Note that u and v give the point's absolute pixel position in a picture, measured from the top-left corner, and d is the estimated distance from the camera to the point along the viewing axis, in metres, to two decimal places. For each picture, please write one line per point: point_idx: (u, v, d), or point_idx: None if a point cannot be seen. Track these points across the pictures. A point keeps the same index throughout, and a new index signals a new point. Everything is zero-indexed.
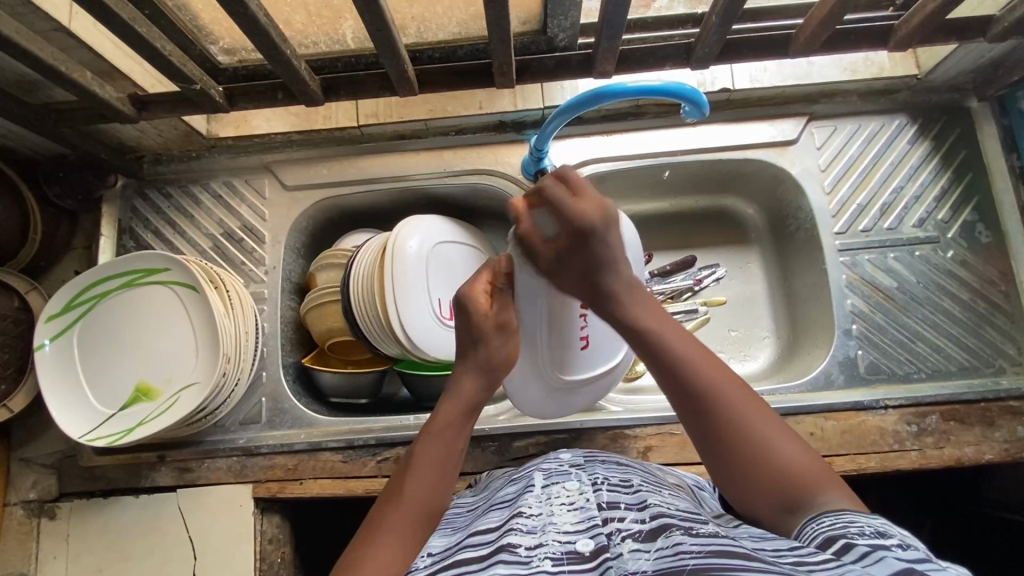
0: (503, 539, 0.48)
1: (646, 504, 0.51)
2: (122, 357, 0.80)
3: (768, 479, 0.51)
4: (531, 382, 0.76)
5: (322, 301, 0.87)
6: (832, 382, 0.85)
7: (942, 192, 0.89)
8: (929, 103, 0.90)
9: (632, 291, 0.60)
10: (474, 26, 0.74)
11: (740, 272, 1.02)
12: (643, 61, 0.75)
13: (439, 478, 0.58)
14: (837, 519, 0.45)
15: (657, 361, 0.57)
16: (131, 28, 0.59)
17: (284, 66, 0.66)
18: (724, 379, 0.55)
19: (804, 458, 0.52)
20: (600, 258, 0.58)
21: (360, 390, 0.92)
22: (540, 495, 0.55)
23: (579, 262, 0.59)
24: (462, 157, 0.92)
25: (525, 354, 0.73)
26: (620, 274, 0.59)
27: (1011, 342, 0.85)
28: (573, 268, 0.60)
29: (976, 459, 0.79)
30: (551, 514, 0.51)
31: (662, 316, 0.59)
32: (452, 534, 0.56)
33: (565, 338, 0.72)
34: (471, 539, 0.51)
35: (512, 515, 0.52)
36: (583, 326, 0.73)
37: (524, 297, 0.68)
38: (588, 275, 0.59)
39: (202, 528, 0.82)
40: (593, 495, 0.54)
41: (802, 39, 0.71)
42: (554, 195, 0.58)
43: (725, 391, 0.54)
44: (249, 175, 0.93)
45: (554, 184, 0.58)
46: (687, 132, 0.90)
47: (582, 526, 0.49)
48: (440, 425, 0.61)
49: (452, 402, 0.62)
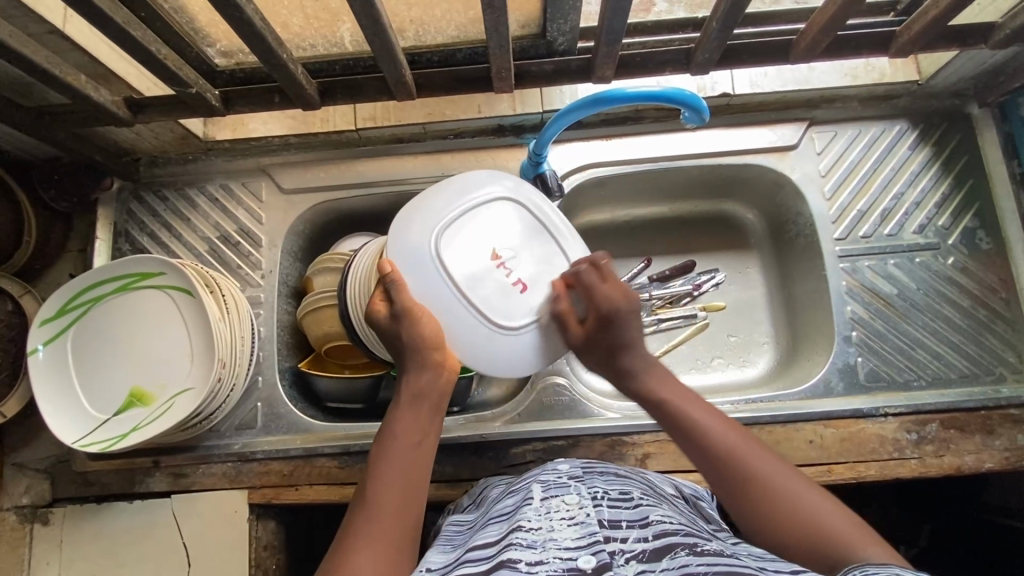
0: (504, 554, 0.47)
1: (648, 521, 0.51)
2: (116, 362, 0.79)
3: (809, 539, 0.50)
4: (471, 343, 0.69)
5: (317, 305, 0.86)
6: (832, 390, 0.84)
7: (943, 198, 0.88)
8: (930, 108, 0.90)
9: (654, 367, 0.67)
10: (472, 29, 0.74)
11: (740, 277, 1.02)
12: (643, 66, 0.74)
13: (405, 475, 0.58)
14: (881, 568, 0.42)
15: (685, 432, 0.60)
16: (125, 32, 0.58)
17: (280, 69, 0.66)
18: (741, 442, 0.57)
19: (841, 519, 0.50)
20: (624, 337, 0.67)
21: (355, 394, 0.92)
22: (540, 508, 0.54)
23: (603, 342, 0.68)
24: (460, 161, 0.91)
25: (451, 314, 0.68)
26: (638, 353, 0.67)
27: (1012, 350, 0.85)
28: (599, 342, 0.68)
29: (976, 467, 0.79)
30: (551, 529, 0.51)
31: (679, 389, 0.64)
32: (450, 549, 0.55)
33: (485, 282, 0.70)
34: (470, 554, 0.50)
35: (510, 529, 0.51)
36: (508, 274, 0.71)
37: (422, 272, 0.67)
38: (610, 346, 0.68)
39: (195, 535, 0.82)
40: (593, 510, 0.53)
41: (802, 45, 0.70)
42: (589, 281, 0.70)
43: (748, 451, 0.56)
44: (246, 178, 0.92)
45: (589, 270, 0.70)
46: (686, 137, 0.90)
47: (582, 541, 0.48)
48: (392, 426, 0.61)
49: (403, 402, 0.63)
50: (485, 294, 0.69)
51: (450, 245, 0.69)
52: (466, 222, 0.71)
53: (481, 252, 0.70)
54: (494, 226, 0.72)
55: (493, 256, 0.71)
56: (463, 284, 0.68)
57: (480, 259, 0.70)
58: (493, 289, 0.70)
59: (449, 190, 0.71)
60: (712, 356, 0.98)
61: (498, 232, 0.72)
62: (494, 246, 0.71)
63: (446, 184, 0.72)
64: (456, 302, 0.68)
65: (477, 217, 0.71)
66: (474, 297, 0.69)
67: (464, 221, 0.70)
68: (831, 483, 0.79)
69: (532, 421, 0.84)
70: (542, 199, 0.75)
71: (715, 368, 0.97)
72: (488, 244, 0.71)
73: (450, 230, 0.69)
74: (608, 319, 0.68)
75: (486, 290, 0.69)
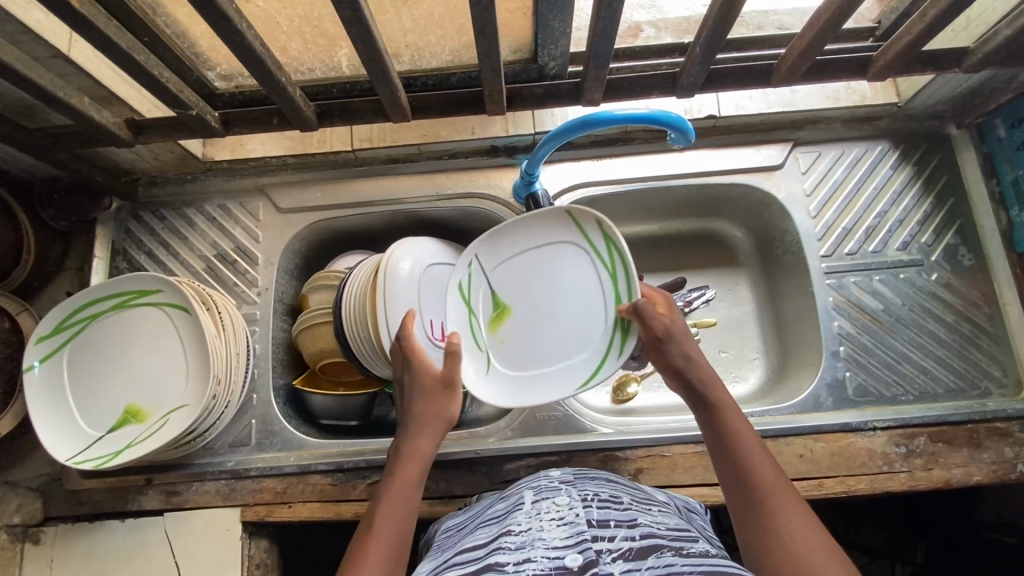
0: (491, 558, 0.48)
1: (636, 522, 0.52)
2: (111, 381, 0.80)
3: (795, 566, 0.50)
4: (467, 340, 0.79)
5: (313, 323, 0.87)
6: (821, 405, 0.85)
7: (925, 215, 0.91)
8: (910, 129, 0.93)
9: (711, 378, 0.66)
10: (466, 54, 0.76)
11: (729, 294, 1.03)
12: (630, 90, 0.77)
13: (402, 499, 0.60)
14: None
15: (712, 431, 0.62)
16: (129, 56, 0.60)
17: (278, 93, 0.68)
18: (775, 480, 0.56)
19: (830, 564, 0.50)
20: (690, 347, 0.68)
21: (350, 411, 0.94)
22: (530, 510, 0.55)
23: (681, 337, 0.68)
24: (455, 181, 0.93)
25: (566, 348, 0.78)
26: (704, 368, 0.66)
27: (997, 364, 0.86)
28: (668, 343, 0.67)
29: (965, 481, 0.80)
30: (541, 529, 0.51)
31: (734, 413, 0.62)
32: (439, 554, 0.56)
33: (515, 304, 0.80)
34: (459, 557, 0.51)
35: (501, 532, 0.53)
36: (539, 312, 0.79)
37: (589, 311, 0.78)
38: (680, 352, 0.67)
39: (188, 554, 0.81)
40: (583, 510, 0.53)
41: (783, 70, 0.73)
42: (671, 307, 0.72)
43: (782, 492, 0.56)
44: (244, 198, 0.94)
45: (668, 300, 0.73)
46: (675, 157, 0.92)
47: (570, 540, 0.49)
48: (391, 472, 0.62)
49: (401, 462, 0.63)
50: (508, 309, 0.80)
51: (493, 232, 0.80)
52: (550, 252, 0.79)
53: (536, 282, 0.79)
54: (588, 291, 0.78)
55: (554, 297, 0.79)
56: (491, 281, 0.80)
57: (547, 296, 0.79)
58: (525, 319, 0.79)
59: (598, 240, 0.77)
60: None
61: (584, 296, 0.78)
62: (541, 283, 0.79)
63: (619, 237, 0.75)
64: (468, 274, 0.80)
65: (559, 255, 0.79)
66: (495, 301, 0.80)
67: (531, 245, 0.80)
68: (822, 497, 0.79)
69: (525, 438, 0.84)
70: (542, 223, 0.79)
71: None
72: (559, 284, 0.79)
73: (576, 276, 0.78)
74: (684, 334, 0.69)
75: (516, 315, 0.80)
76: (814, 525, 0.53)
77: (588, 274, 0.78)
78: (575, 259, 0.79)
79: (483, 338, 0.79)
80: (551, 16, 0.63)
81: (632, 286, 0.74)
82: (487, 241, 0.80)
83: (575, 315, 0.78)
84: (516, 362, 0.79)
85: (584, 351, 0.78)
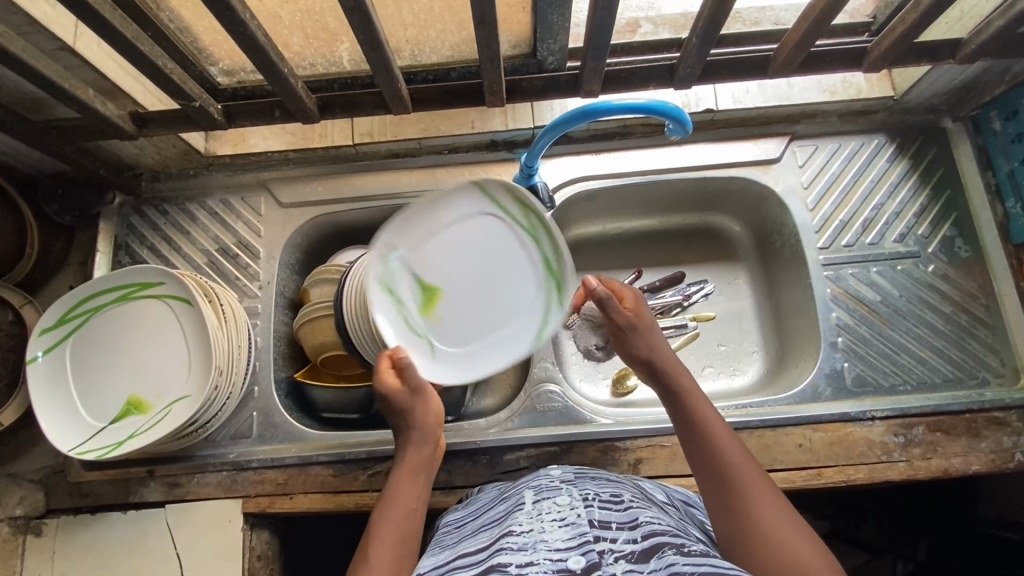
0: (493, 559, 0.49)
1: (638, 523, 0.52)
2: (113, 373, 0.80)
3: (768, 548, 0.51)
4: (405, 333, 0.76)
5: (315, 315, 0.88)
6: (820, 395, 0.86)
7: (921, 208, 0.92)
8: (907, 123, 0.94)
9: (677, 368, 0.67)
10: (466, 49, 0.77)
11: (728, 288, 1.04)
12: (628, 81, 0.78)
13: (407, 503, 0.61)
14: None
15: (683, 423, 0.63)
16: (134, 46, 0.61)
17: (281, 84, 0.69)
18: (744, 465, 0.57)
19: (805, 545, 0.51)
20: (654, 340, 0.69)
21: (349, 405, 0.90)
22: (532, 510, 0.55)
23: (643, 330, 0.70)
24: (454, 175, 0.94)
25: (504, 319, 0.78)
26: (668, 360, 0.68)
27: (994, 354, 0.87)
28: (633, 335, 0.70)
29: (964, 469, 0.80)
30: (543, 530, 0.51)
31: (699, 403, 0.63)
32: (440, 553, 0.57)
33: (445, 283, 0.76)
34: (462, 561, 0.51)
35: (502, 534, 0.53)
36: (465, 288, 0.77)
37: (514, 278, 0.78)
38: (645, 344, 0.69)
39: (189, 545, 0.82)
40: (584, 511, 0.54)
41: (779, 61, 0.74)
42: (633, 299, 0.73)
43: (753, 476, 0.56)
44: (246, 193, 0.95)
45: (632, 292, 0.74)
46: (674, 151, 0.93)
47: (572, 542, 0.49)
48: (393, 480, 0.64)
49: (399, 471, 0.65)
50: (439, 289, 0.76)
51: (405, 216, 0.75)
52: (473, 221, 0.77)
53: (456, 260, 0.77)
54: (520, 251, 0.77)
55: (486, 267, 0.77)
56: (410, 266, 0.76)
57: (470, 270, 0.77)
58: (462, 297, 0.77)
59: (513, 207, 0.77)
60: (705, 365, 0.99)
61: (519, 258, 0.78)
62: (462, 258, 0.77)
63: (533, 202, 0.76)
64: (389, 265, 0.75)
65: (477, 230, 0.77)
66: (419, 285, 0.76)
67: (447, 225, 0.76)
68: (821, 487, 0.80)
69: (526, 429, 0.84)
70: (461, 199, 0.76)
71: (708, 377, 0.98)
72: (491, 252, 0.77)
73: (493, 246, 0.77)
74: (646, 325, 0.70)
75: (446, 296, 0.77)
76: (788, 510, 0.54)
77: (511, 243, 0.77)
78: (493, 231, 0.77)
79: (421, 325, 0.76)
80: (549, 10, 0.64)
81: (558, 243, 0.76)
82: (398, 227, 0.75)
83: (515, 278, 0.78)
84: (462, 340, 0.77)
85: (529, 311, 0.78)
